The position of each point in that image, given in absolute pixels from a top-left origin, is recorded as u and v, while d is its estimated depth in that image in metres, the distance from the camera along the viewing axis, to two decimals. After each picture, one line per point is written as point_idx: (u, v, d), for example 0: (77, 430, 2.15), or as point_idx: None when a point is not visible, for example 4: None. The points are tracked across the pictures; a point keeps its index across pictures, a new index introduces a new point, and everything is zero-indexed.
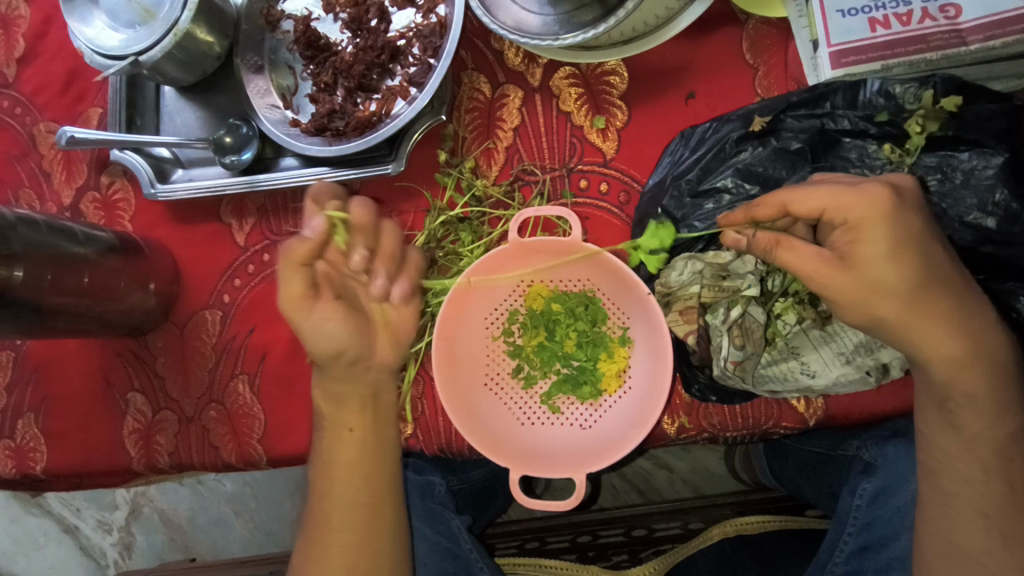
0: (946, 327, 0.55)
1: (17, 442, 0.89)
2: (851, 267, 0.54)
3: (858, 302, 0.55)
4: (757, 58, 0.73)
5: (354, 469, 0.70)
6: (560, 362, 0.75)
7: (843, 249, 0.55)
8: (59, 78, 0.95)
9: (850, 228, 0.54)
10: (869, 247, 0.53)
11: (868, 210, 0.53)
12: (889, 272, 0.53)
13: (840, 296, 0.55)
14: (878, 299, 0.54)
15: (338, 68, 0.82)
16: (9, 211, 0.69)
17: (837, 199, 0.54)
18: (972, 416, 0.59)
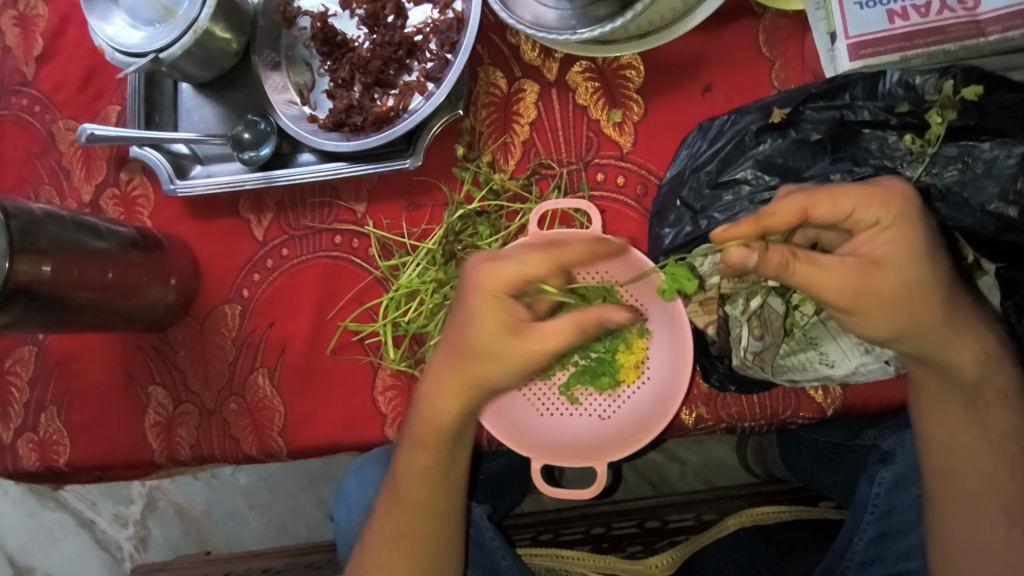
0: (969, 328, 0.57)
1: (41, 435, 0.90)
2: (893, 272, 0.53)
3: (900, 310, 0.54)
4: (774, 51, 0.73)
5: (425, 485, 0.71)
6: (578, 354, 0.74)
7: (879, 254, 0.54)
8: (78, 76, 0.96)
9: (878, 229, 0.54)
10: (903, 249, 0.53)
11: (896, 210, 0.53)
12: (924, 273, 0.54)
13: (883, 305, 0.54)
14: (915, 302, 0.54)
15: (355, 64, 0.83)
16: (37, 207, 0.69)
17: (868, 200, 0.54)
18: (991, 408, 0.61)
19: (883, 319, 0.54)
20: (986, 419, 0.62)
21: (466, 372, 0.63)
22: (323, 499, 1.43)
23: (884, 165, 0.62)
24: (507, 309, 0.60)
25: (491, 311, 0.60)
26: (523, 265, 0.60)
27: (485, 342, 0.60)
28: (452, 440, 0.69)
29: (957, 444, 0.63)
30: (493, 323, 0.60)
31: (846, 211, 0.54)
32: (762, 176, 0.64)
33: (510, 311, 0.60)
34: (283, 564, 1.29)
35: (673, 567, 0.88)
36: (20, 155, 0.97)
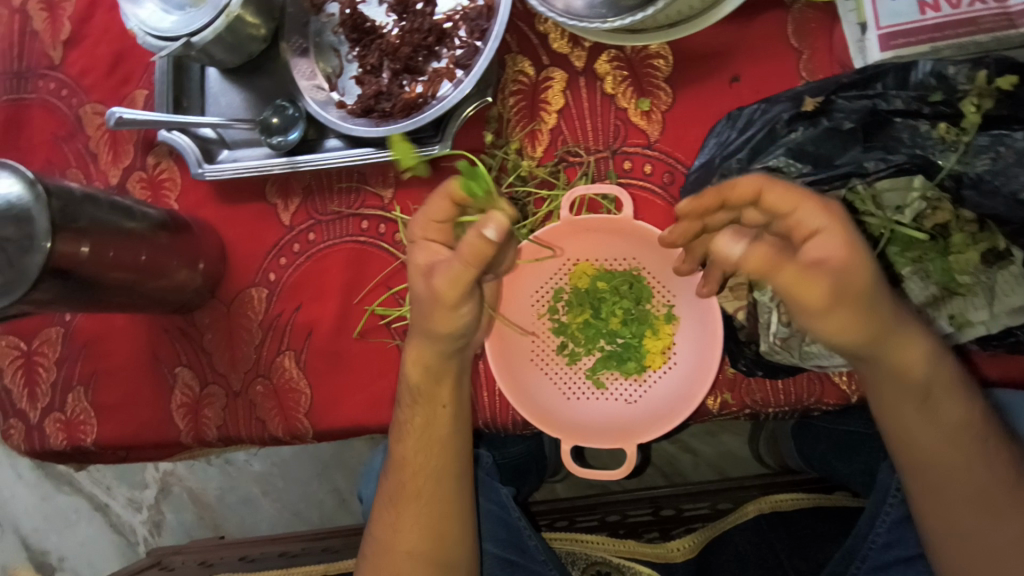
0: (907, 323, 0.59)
1: (68, 415, 0.91)
2: (847, 281, 0.54)
3: (858, 315, 0.56)
4: (803, 42, 0.74)
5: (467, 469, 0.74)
6: (605, 339, 0.77)
7: (830, 255, 0.55)
8: (105, 61, 0.97)
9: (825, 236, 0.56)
10: (849, 249, 0.55)
11: (836, 214, 0.56)
12: (872, 270, 0.55)
13: (840, 307, 0.55)
14: (871, 312, 0.56)
15: (384, 51, 0.84)
16: (76, 188, 0.70)
17: (811, 202, 0.56)
18: (949, 400, 0.62)
19: (844, 322, 0.56)
20: (942, 417, 0.63)
21: (420, 324, 0.69)
22: (337, 486, 1.44)
23: (918, 154, 0.63)
24: (426, 253, 0.67)
25: (420, 256, 0.67)
26: (428, 207, 0.66)
27: (417, 291, 0.68)
28: (429, 398, 0.71)
29: (918, 440, 0.64)
30: (414, 268, 0.67)
31: (788, 211, 0.57)
32: (793, 164, 0.65)
33: (430, 253, 0.67)
34: (298, 548, 1.30)
35: (694, 551, 0.90)
36: (48, 138, 0.98)
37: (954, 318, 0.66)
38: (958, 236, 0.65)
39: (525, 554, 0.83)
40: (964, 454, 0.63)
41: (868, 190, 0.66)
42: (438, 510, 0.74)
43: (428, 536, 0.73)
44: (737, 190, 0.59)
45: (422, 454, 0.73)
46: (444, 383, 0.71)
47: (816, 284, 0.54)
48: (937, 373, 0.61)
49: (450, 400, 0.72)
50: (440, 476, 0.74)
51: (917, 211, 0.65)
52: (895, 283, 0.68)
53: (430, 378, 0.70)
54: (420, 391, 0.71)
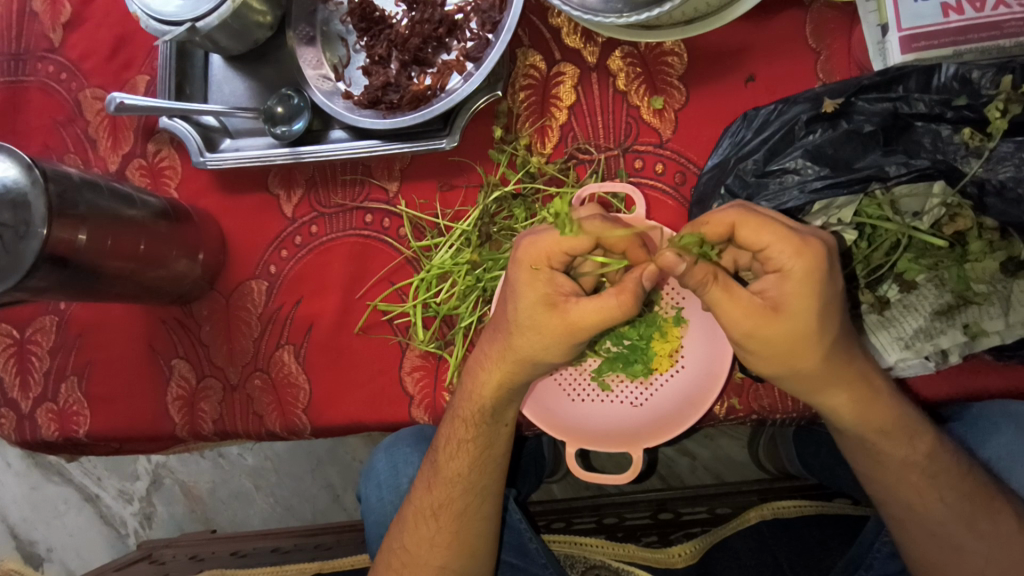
0: (851, 373, 0.59)
1: (60, 405, 0.90)
2: (769, 329, 0.54)
3: (784, 357, 0.56)
4: (821, 43, 0.73)
5: (466, 469, 0.73)
6: (611, 340, 0.73)
7: (779, 299, 0.54)
8: (107, 44, 0.95)
9: (782, 278, 0.54)
10: (802, 297, 0.54)
11: (808, 264, 0.53)
12: (820, 320, 0.54)
13: (767, 349, 0.56)
14: (801, 357, 0.56)
15: (393, 41, 0.82)
16: (75, 173, 0.69)
17: (786, 244, 0.54)
18: (892, 447, 0.62)
19: (769, 360, 0.57)
20: (883, 457, 0.63)
21: (513, 350, 0.64)
22: (331, 482, 1.43)
23: (940, 159, 0.63)
24: (547, 282, 0.60)
25: (536, 286, 0.60)
26: (564, 236, 0.59)
27: (531, 319, 0.61)
28: (493, 419, 0.70)
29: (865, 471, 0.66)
30: (536, 296, 0.60)
31: (760, 245, 0.55)
32: (811, 165, 0.64)
33: (552, 284, 0.60)
34: (290, 544, 1.28)
35: (696, 556, 0.88)
36: (45, 123, 0.96)
37: (969, 327, 0.64)
38: (975, 244, 0.63)
39: (527, 558, 0.83)
40: (924, 485, 0.63)
41: (885, 195, 0.65)
42: (469, 530, 0.74)
43: (461, 552, 0.74)
44: (713, 224, 0.56)
45: (474, 472, 0.73)
46: (512, 405, 0.70)
47: (748, 320, 0.54)
48: (876, 423, 0.61)
49: (512, 420, 0.72)
50: (448, 475, 0.73)
51: (935, 217, 0.64)
52: (909, 289, 0.66)
53: (505, 401, 0.69)
54: (491, 413, 0.70)
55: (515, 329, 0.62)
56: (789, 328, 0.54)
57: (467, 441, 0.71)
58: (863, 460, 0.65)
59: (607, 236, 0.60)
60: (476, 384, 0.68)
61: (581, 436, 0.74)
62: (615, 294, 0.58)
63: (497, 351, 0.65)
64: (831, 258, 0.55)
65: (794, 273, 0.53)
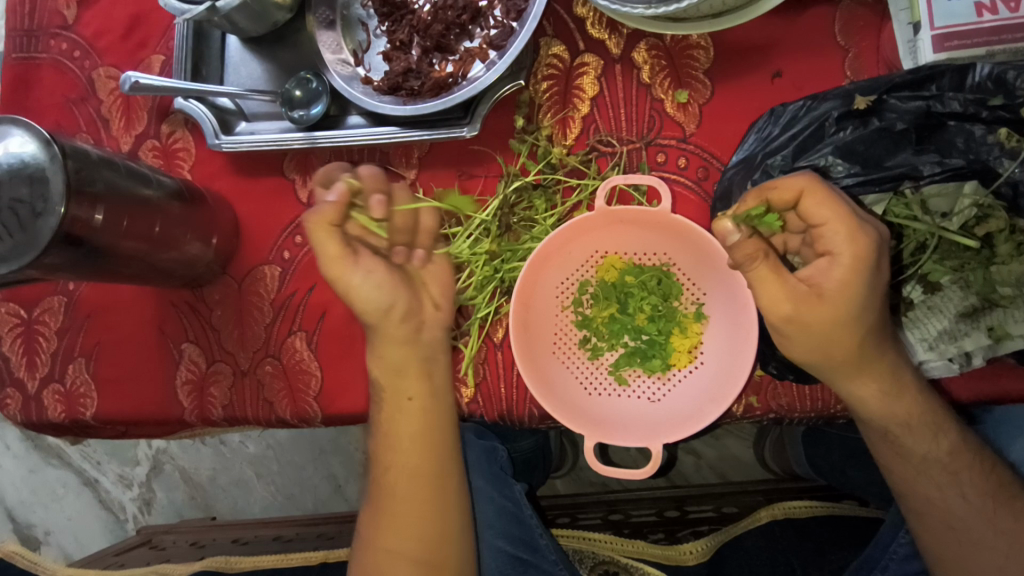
0: (883, 363, 0.61)
1: (67, 387, 0.89)
2: (821, 305, 0.57)
3: (825, 341, 0.59)
4: (850, 40, 0.72)
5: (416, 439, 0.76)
6: (629, 335, 0.76)
7: (826, 286, 0.58)
8: (122, 23, 0.93)
9: (831, 261, 0.58)
10: (848, 283, 0.57)
11: (858, 250, 0.56)
12: (859, 308, 0.58)
13: (810, 334, 0.59)
14: (848, 336, 0.58)
15: (415, 27, 0.81)
16: (92, 151, 0.68)
17: (839, 227, 0.56)
18: (916, 442, 0.63)
19: (808, 343, 0.59)
20: (906, 450, 0.64)
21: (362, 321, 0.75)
22: (333, 472, 1.42)
23: (973, 159, 0.63)
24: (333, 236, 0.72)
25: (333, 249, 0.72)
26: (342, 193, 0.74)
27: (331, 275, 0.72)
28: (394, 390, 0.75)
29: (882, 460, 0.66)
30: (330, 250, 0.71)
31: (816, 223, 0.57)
32: (842, 163, 0.65)
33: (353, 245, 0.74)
34: (292, 533, 1.28)
35: (706, 555, 0.88)
36: (58, 100, 0.95)
37: (994, 330, 0.62)
38: (1004, 246, 0.63)
39: (537, 554, 0.82)
40: (936, 485, 0.64)
41: (915, 196, 0.66)
42: (419, 513, 0.75)
43: (421, 540, 0.75)
44: (782, 188, 0.58)
45: (410, 448, 0.76)
46: (405, 372, 0.75)
47: (791, 297, 0.58)
48: (899, 417, 0.62)
49: (415, 392, 0.75)
50: (388, 463, 0.77)
51: (965, 218, 0.65)
52: (933, 291, 0.66)
53: (393, 372, 0.75)
54: (385, 385, 0.76)
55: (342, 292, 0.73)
56: (833, 309, 0.57)
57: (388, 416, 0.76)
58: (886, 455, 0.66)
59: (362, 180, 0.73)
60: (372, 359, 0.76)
61: (597, 428, 0.72)
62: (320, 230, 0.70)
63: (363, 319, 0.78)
64: (882, 248, 0.57)
65: (844, 257, 0.56)
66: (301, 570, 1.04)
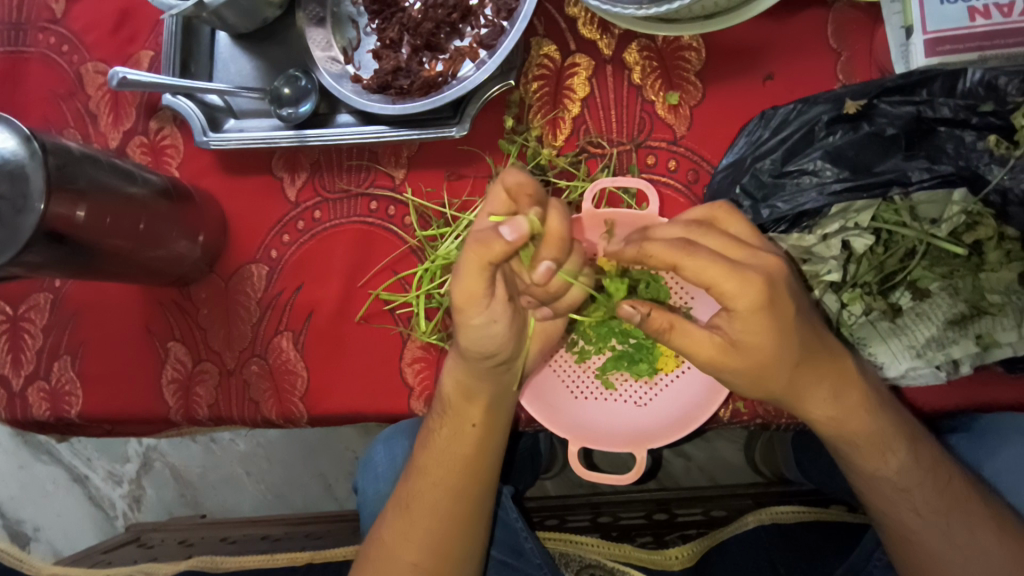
0: (818, 387, 0.60)
1: (52, 385, 0.88)
2: (737, 362, 0.56)
3: (752, 377, 0.58)
4: (842, 43, 0.72)
5: (463, 462, 0.72)
6: (617, 339, 0.74)
7: (735, 335, 0.55)
8: (111, 18, 0.93)
9: (737, 316, 0.54)
10: (756, 333, 0.54)
11: (754, 299, 0.52)
12: (776, 349, 0.55)
13: (737, 373, 0.57)
14: (777, 374, 0.57)
15: (405, 25, 0.80)
16: (74, 147, 0.67)
17: (728, 283, 0.52)
18: (866, 458, 0.63)
19: (736, 377, 0.58)
20: (858, 466, 0.64)
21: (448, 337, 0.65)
22: (323, 471, 1.42)
23: (963, 166, 0.63)
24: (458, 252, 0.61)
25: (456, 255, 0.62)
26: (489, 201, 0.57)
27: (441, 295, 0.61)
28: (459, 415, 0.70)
29: (857, 478, 0.65)
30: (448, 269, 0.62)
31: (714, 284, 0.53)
32: (830, 167, 0.65)
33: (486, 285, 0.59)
34: (281, 532, 1.28)
35: (693, 560, 0.88)
36: (46, 95, 0.94)
37: (982, 338, 0.63)
38: (993, 254, 0.63)
39: (522, 557, 0.82)
40: (893, 496, 0.64)
41: (904, 201, 0.65)
42: (444, 529, 0.71)
43: (433, 554, 0.71)
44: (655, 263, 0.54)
45: (450, 472, 0.72)
46: (476, 401, 0.70)
47: (710, 353, 0.56)
48: (848, 435, 0.62)
49: (481, 420, 0.71)
50: (423, 471, 0.73)
51: (955, 225, 0.64)
52: (922, 297, 0.65)
53: (464, 397, 0.69)
54: (452, 403, 0.70)
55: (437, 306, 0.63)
56: (752, 355, 0.56)
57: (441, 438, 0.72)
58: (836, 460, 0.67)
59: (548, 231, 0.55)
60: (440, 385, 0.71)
61: (583, 435, 0.72)
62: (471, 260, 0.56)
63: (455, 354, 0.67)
64: (784, 289, 0.54)
65: (739, 311, 0.53)
66: (287, 570, 1.03)
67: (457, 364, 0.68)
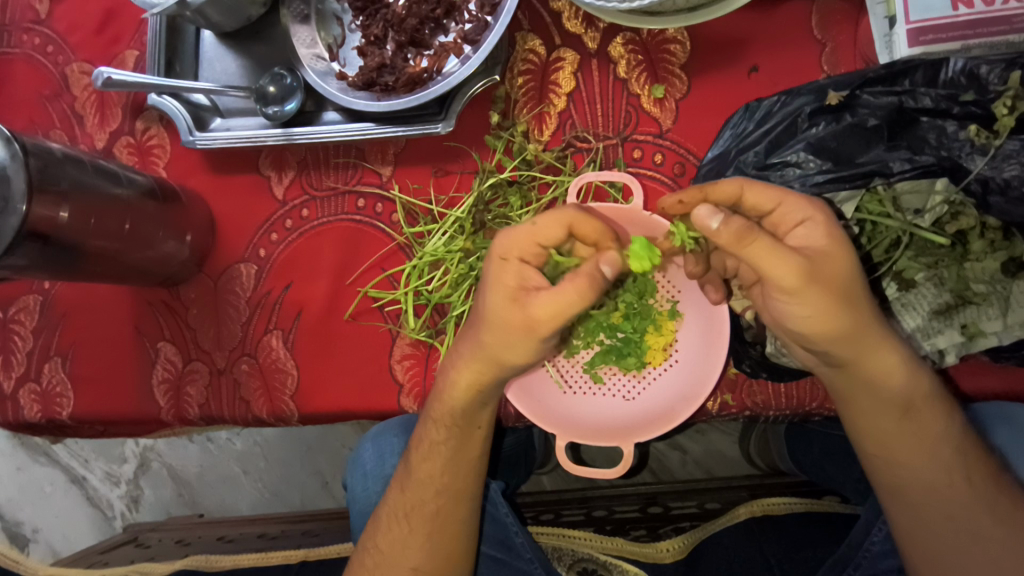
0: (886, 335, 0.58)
1: (43, 387, 0.88)
2: (828, 268, 0.53)
3: (832, 310, 0.54)
4: (826, 34, 0.72)
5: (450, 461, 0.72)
6: (605, 333, 0.73)
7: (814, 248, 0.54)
8: (95, 18, 0.92)
9: (811, 223, 0.55)
10: (834, 240, 0.54)
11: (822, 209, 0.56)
12: (853, 267, 0.54)
13: (820, 297, 0.53)
14: (858, 303, 0.55)
15: (389, 21, 0.80)
16: (56, 148, 0.67)
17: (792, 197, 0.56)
18: (926, 420, 0.61)
19: (820, 318, 0.54)
20: (919, 431, 0.61)
21: (482, 347, 0.63)
22: (320, 469, 1.42)
23: (944, 156, 0.62)
24: (516, 273, 0.59)
25: (507, 275, 0.59)
26: (537, 226, 0.59)
27: (496, 312, 0.59)
28: (466, 421, 0.70)
29: (902, 454, 0.62)
30: (502, 289, 0.59)
31: (769, 208, 0.58)
32: (813, 159, 0.65)
33: (521, 277, 0.59)
34: (277, 530, 1.28)
35: (684, 551, 0.88)
36: (32, 97, 0.94)
37: (967, 328, 0.64)
38: (976, 244, 0.64)
39: (512, 552, 0.83)
40: (938, 469, 0.62)
41: (887, 192, 0.65)
42: (446, 531, 0.73)
43: (433, 556, 0.72)
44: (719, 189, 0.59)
45: (446, 475, 0.72)
46: (486, 407, 0.70)
47: (799, 266, 0.52)
48: (910, 394, 0.60)
49: (485, 423, 0.72)
50: (415, 478, 0.73)
51: (937, 216, 0.64)
52: (908, 288, 0.66)
53: (478, 405, 0.69)
54: (460, 417, 0.70)
55: (486, 324, 0.61)
56: (834, 271, 0.53)
57: (437, 442, 0.72)
58: (866, 442, 0.64)
59: (581, 227, 0.60)
60: (448, 384, 0.67)
61: (570, 428, 0.73)
62: (572, 283, 0.56)
63: (469, 351, 0.64)
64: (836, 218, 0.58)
65: (818, 216, 0.55)
66: (281, 569, 1.03)
67: (471, 360, 0.64)
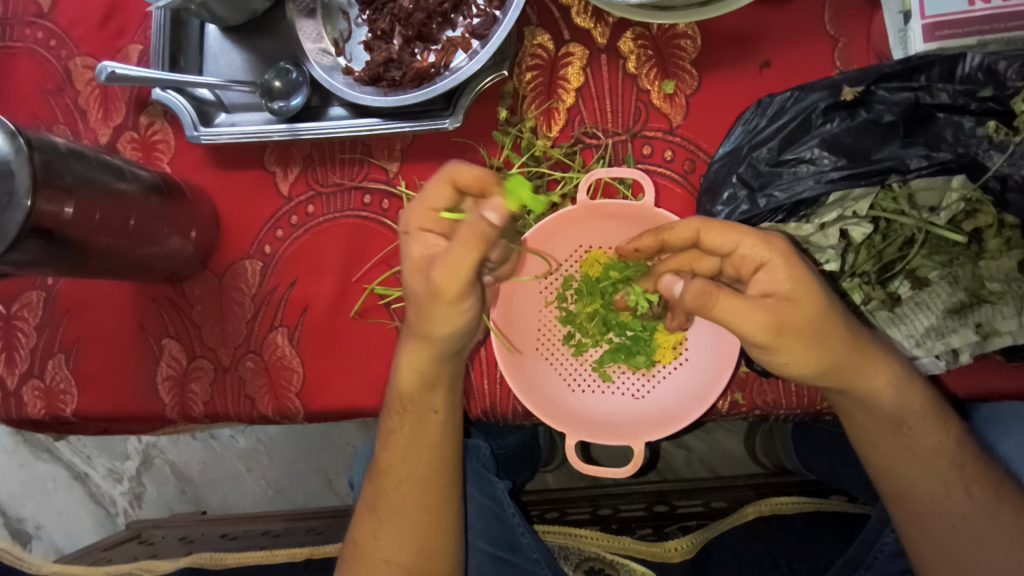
0: (870, 359, 0.58)
1: (47, 383, 0.87)
2: (795, 315, 0.53)
3: (803, 352, 0.55)
4: (840, 29, 0.71)
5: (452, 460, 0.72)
6: (614, 331, 0.75)
7: (782, 290, 0.54)
8: (98, 11, 0.91)
9: (768, 267, 0.55)
10: (799, 283, 0.54)
11: (781, 248, 0.55)
12: (825, 304, 0.54)
13: (789, 342, 0.54)
14: (829, 341, 0.55)
15: (396, 15, 0.79)
16: (60, 142, 0.66)
17: (752, 238, 0.55)
18: (920, 435, 0.61)
19: (797, 358, 0.55)
20: (914, 443, 0.61)
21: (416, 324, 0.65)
22: (323, 466, 1.41)
23: (962, 153, 0.62)
24: (424, 245, 0.62)
25: (415, 248, 0.63)
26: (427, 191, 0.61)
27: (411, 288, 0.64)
28: (421, 407, 0.70)
29: (901, 465, 0.62)
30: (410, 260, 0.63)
31: (728, 249, 0.57)
32: (828, 156, 0.64)
33: (427, 246, 0.63)
34: (281, 528, 1.28)
35: (691, 552, 0.88)
36: (34, 91, 0.93)
37: (981, 327, 0.63)
38: (992, 242, 0.63)
39: (517, 553, 0.82)
40: (951, 473, 0.61)
41: (902, 188, 0.65)
42: (443, 528, 0.72)
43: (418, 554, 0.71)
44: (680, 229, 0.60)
45: (440, 472, 0.72)
46: (438, 389, 0.69)
47: (765, 317, 0.53)
48: (899, 411, 0.60)
49: (443, 407, 0.71)
50: (399, 475, 0.72)
51: (953, 213, 0.64)
52: (921, 286, 0.66)
53: (424, 386, 0.68)
54: (415, 400, 0.69)
55: (418, 301, 0.64)
56: (806, 313, 0.54)
57: (415, 439, 0.71)
58: (864, 452, 0.64)
59: (462, 177, 0.60)
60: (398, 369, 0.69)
61: (581, 427, 0.72)
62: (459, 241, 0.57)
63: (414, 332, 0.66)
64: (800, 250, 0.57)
65: (775, 262, 0.54)
66: (286, 567, 1.02)
67: (413, 346, 0.67)
